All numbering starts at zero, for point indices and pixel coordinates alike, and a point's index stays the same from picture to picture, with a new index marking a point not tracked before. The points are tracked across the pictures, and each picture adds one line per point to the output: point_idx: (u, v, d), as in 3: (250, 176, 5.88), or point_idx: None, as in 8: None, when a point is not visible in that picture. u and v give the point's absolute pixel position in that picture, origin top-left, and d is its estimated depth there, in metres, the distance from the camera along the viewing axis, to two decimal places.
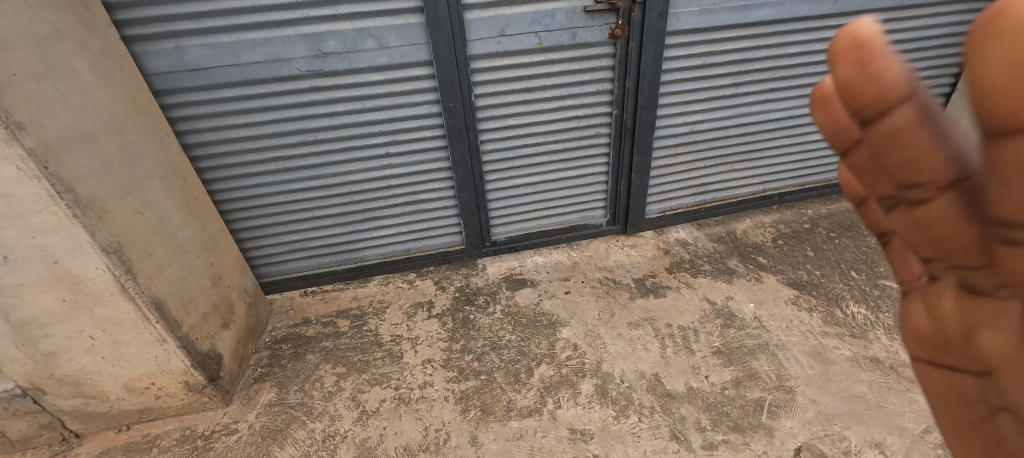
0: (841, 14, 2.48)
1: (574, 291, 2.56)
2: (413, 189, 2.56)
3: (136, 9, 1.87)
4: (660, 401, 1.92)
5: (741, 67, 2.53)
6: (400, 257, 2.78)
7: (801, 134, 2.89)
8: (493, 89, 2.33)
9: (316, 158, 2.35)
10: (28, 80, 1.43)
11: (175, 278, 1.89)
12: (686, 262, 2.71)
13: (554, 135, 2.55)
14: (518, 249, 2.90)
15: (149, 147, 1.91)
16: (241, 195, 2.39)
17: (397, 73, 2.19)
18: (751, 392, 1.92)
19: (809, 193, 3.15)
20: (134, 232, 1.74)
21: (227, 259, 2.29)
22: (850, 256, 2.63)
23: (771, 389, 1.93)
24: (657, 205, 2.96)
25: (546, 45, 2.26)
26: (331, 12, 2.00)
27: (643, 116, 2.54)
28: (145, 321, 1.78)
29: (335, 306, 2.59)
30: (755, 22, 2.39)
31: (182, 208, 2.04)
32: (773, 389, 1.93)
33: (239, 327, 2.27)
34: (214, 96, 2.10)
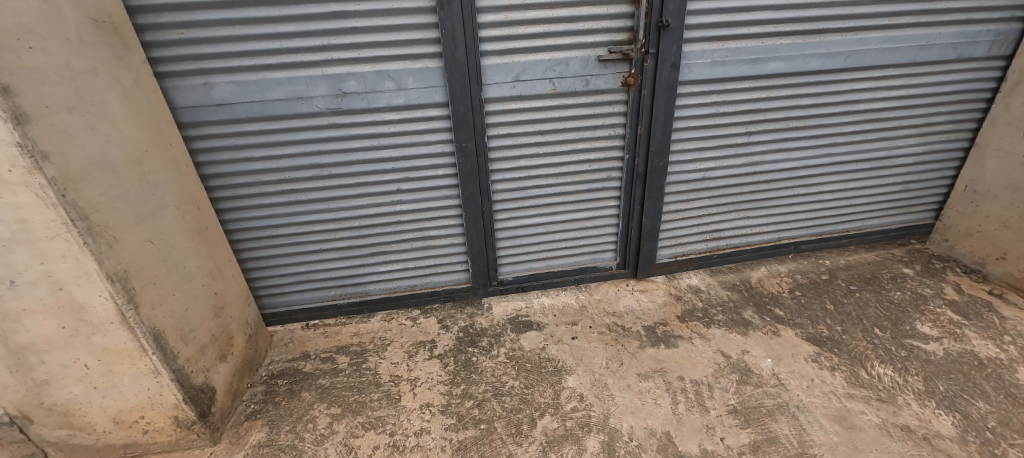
0: (855, 69, 2.49)
1: (582, 337, 2.46)
2: (423, 225, 2.55)
3: (169, 47, 1.95)
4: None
5: (754, 116, 2.53)
6: (405, 293, 2.73)
7: (817, 184, 2.85)
8: (506, 131, 2.35)
9: (329, 192, 2.37)
10: (59, 112, 1.49)
11: (177, 308, 1.87)
12: (698, 311, 2.61)
13: (566, 177, 2.54)
14: (525, 289, 2.84)
15: (168, 177, 1.93)
16: (252, 226, 2.40)
17: (413, 113, 2.23)
18: None
19: (827, 243, 3.06)
20: (142, 261, 1.73)
21: (231, 290, 2.27)
22: (873, 312, 2.51)
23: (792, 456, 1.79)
24: (669, 250, 2.89)
25: (559, 91, 2.29)
26: (353, 55, 2.07)
27: (656, 162, 2.53)
28: (141, 352, 1.74)
29: (335, 342, 2.53)
30: (767, 74, 2.41)
31: (192, 238, 2.04)
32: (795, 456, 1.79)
33: (237, 360, 2.22)
34: (235, 130, 2.15)
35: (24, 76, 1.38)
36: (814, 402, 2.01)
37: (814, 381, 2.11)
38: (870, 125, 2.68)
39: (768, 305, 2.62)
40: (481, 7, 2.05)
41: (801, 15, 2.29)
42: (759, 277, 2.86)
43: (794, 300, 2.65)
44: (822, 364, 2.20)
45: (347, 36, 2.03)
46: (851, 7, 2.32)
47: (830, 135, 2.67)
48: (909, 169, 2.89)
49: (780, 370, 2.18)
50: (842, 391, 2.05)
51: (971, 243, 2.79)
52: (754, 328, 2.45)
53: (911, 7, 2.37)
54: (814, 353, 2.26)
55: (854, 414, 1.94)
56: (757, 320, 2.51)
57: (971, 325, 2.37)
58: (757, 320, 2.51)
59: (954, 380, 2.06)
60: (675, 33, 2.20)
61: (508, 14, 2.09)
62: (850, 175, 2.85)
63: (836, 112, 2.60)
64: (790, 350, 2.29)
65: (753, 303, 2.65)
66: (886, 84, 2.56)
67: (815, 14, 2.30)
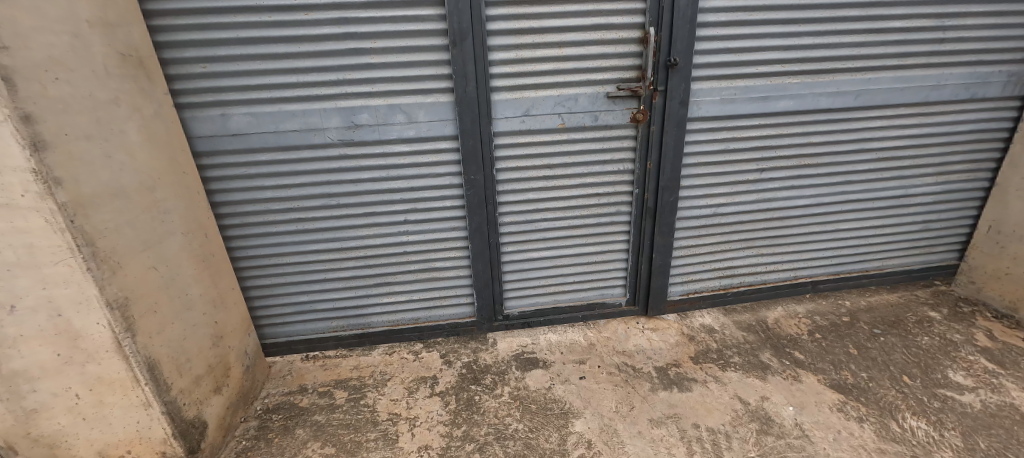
0: (867, 108, 2.47)
1: (589, 377, 2.35)
2: (429, 256, 2.51)
3: (191, 80, 2.01)
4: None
5: (765, 153, 2.50)
6: (408, 326, 2.66)
7: (833, 222, 2.77)
8: (515, 165, 2.34)
9: (337, 221, 2.36)
10: (78, 139, 1.51)
11: (175, 337, 1.83)
12: (713, 352, 2.49)
13: (574, 211, 2.51)
14: (531, 325, 2.75)
15: (178, 205, 1.94)
16: (258, 254, 2.38)
17: (424, 145, 2.25)
18: None
19: (845, 282, 2.95)
20: (143, 289, 1.71)
21: (232, 319, 2.23)
22: (901, 358, 2.37)
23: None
24: (680, 287, 2.80)
25: (569, 126, 2.30)
26: (367, 89, 2.11)
27: (666, 198, 2.49)
28: (134, 382, 1.69)
29: (334, 375, 2.45)
30: (777, 112, 2.39)
31: (197, 265, 2.02)
32: None
33: (232, 393, 2.14)
34: (248, 159, 2.17)
35: (47, 105, 1.42)
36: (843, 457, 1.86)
37: (841, 434, 1.96)
38: (886, 163, 2.63)
39: (787, 348, 2.50)
40: (492, 45, 2.10)
41: (809, 55, 2.30)
42: (776, 317, 2.75)
43: (814, 342, 2.52)
44: (849, 414, 2.06)
45: (362, 71, 2.08)
46: (860, 48, 2.33)
47: (845, 173, 2.62)
48: (929, 208, 2.81)
49: (804, 419, 2.04)
50: (873, 445, 1.90)
51: (1000, 286, 2.66)
52: (773, 373, 2.32)
53: (919, 48, 2.37)
54: (839, 402, 2.12)
55: None
56: (776, 363, 2.39)
57: (1009, 375, 2.22)
58: (776, 364, 2.38)
59: (994, 437, 1.91)
60: (684, 71, 2.22)
61: (519, 52, 2.13)
62: (868, 213, 2.77)
63: (849, 150, 2.56)
64: (813, 397, 2.16)
65: (771, 345, 2.53)
66: (900, 123, 2.53)
67: (823, 55, 2.31)
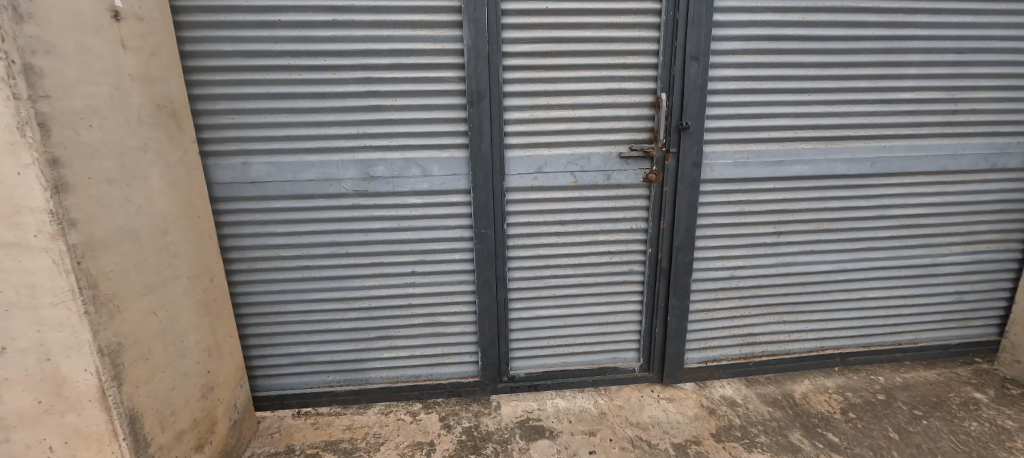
0: (884, 175, 2.42)
1: (600, 451, 2.20)
2: (434, 310, 2.41)
3: (218, 130, 2.09)
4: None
5: (782, 215, 2.42)
6: (408, 383, 2.52)
7: (859, 290, 2.62)
8: (526, 219, 2.31)
9: (343, 270, 2.31)
10: (99, 183, 1.50)
11: (162, 388, 1.71)
12: (736, 429, 2.33)
13: (585, 269, 2.43)
14: (538, 388, 2.59)
15: (188, 249, 1.89)
16: (261, 301, 2.32)
17: (436, 198, 2.24)
18: None
19: (876, 355, 2.75)
20: (140, 334, 1.61)
21: (226, 368, 2.12)
22: (948, 447, 2.20)
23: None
24: (697, 354, 2.64)
25: (581, 184, 2.28)
26: (384, 142, 2.15)
27: (680, 258, 2.39)
28: (111, 437, 1.53)
29: (325, 435, 2.31)
30: (793, 176, 2.35)
31: (198, 311, 1.94)
32: None
33: (214, 451, 2.00)
34: (262, 206, 2.18)
35: (76, 150, 1.42)
36: None
37: None
38: (912, 231, 2.53)
39: (819, 428, 2.33)
40: (508, 105, 2.16)
41: (822, 122, 2.31)
42: (803, 392, 2.58)
43: (849, 423, 2.36)
44: None
45: (380, 126, 2.14)
46: (871, 117, 2.35)
47: (868, 239, 2.52)
48: (961, 278, 2.66)
49: None
50: None
51: None
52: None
53: (933, 118, 2.38)
54: None
55: None
56: (808, 446, 2.23)
57: None
58: (808, 446, 2.22)
59: None
60: (696, 135, 2.24)
61: (534, 112, 2.19)
62: (896, 282, 2.63)
63: (870, 216, 2.47)
64: None
65: (801, 424, 2.36)
66: (921, 191, 2.47)
67: (835, 122, 2.32)
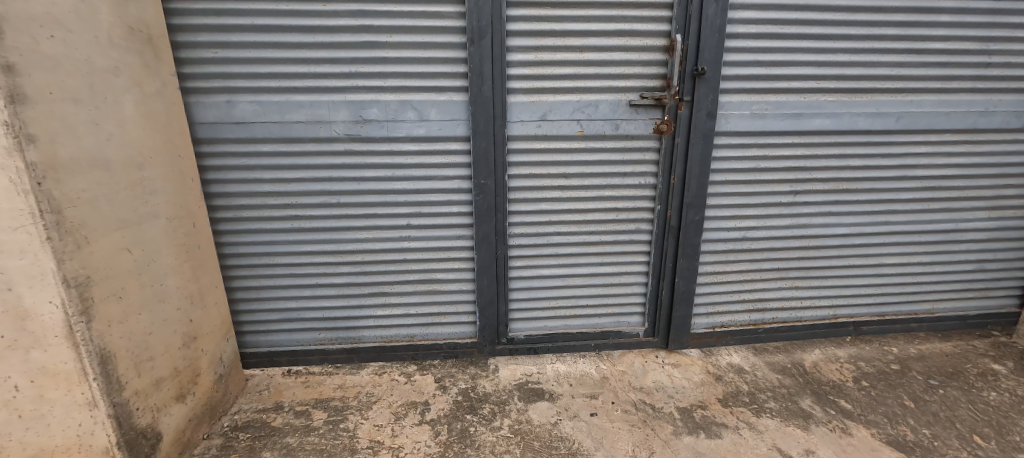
0: (909, 132, 2.26)
1: (602, 414, 2.11)
2: (430, 267, 2.30)
3: (200, 65, 1.93)
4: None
5: (800, 173, 2.27)
6: (402, 343, 2.43)
7: (878, 256, 2.49)
8: (528, 171, 2.17)
9: (335, 222, 2.18)
10: (63, 101, 1.35)
11: (138, 331, 1.59)
12: (744, 395, 2.24)
13: (590, 226, 2.30)
14: (537, 351, 2.49)
15: (167, 188, 1.76)
16: (248, 253, 2.19)
17: (433, 145, 2.10)
18: None
19: (891, 325, 2.64)
20: (112, 271, 1.49)
21: (210, 320, 2.01)
22: (966, 415, 2.09)
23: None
24: (705, 319, 2.53)
25: (588, 133, 2.14)
26: (379, 83, 2.01)
27: (690, 216, 2.26)
28: (81, 376, 1.43)
29: (316, 394, 2.22)
30: (814, 131, 2.20)
31: (179, 255, 1.82)
32: None
33: (196, 403, 1.91)
34: (249, 149, 2.02)
35: (36, 60, 1.28)
36: None
37: None
38: (937, 193, 2.39)
39: (830, 396, 2.23)
40: (511, 45, 2.01)
41: (846, 72, 2.15)
42: (814, 361, 2.47)
43: (862, 391, 2.26)
44: None
45: (374, 65, 1.99)
46: (898, 68, 2.18)
47: (890, 201, 2.38)
48: (985, 246, 2.53)
49: None
50: None
51: None
52: (817, 423, 2.06)
53: (964, 72, 2.21)
54: None
55: None
56: (818, 412, 2.13)
57: None
58: (819, 412, 2.12)
59: None
60: (711, 82, 2.08)
61: (539, 54, 2.03)
62: (917, 249, 2.50)
63: (896, 176, 2.32)
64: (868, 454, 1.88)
65: (811, 391, 2.26)
66: (951, 150, 2.31)
67: (860, 73, 2.16)
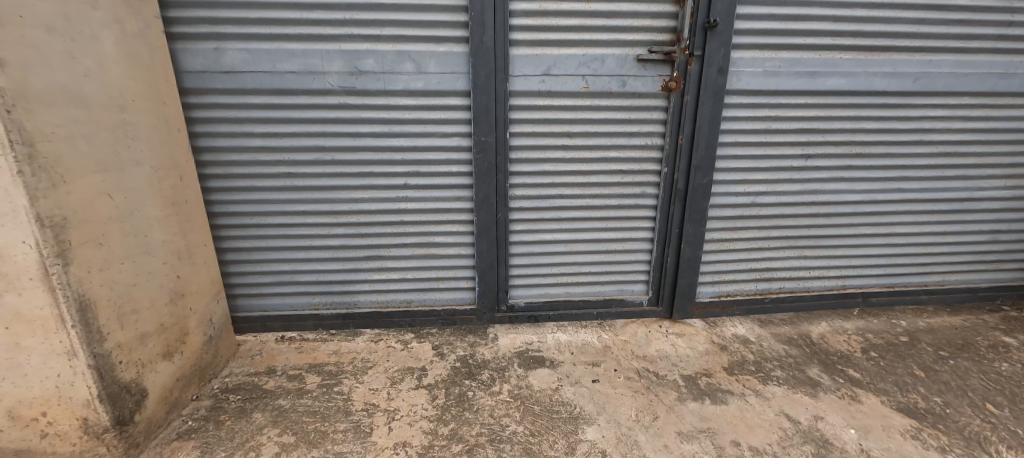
0: (926, 94, 2.17)
1: (604, 381, 2.05)
2: (427, 230, 2.22)
3: (184, 9, 1.83)
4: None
5: (813, 136, 2.19)
6: (399, 309, 2.36)
7: (888, 225, 2.43)
8: (531, 130, 2.08)
9: (329, 180, 2.09)
10: (33, 26, 1.25)
11: (121, 281, 1.51)
12: (750, 364, 2.17)
13: (593, 189, 2.22)
14: (538, 319, 2.43)
15: (152, 136, 1.66)
16: (239, 213, 2.11)
17: (431, 100, 2.01)
18: None
19: (900, 297, 2.59)
20: (91, 215, 1.40)
21: (199, 279, 1.93)
22: (979, 385, 2.03)
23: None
24: (711, 288, 2.46)
25: (593, 90, 2.05)
26: (374, 32, 1.91)
27: (698, 179, 2.18)
28: (58, 323, 1.35)
29: (310, 359, 2.15)
30: (828, 91, 2.12)
31: (166, 208, 1.73)
32: None
33: (184, 364, 1.83)
34: (238, 101, 1.93)
35: None
36: None
37: None
38: (953, 160, 2.30)
39: (838, 365, 2.17)
40: None
41: (864, 29, 2.05)
42: (821, 332, 2.40)
43: (871, 362, 2.19)
44: (927, 443, 1.71)
45: (370, 13, 1.89)
46: (918, 26, 2.07)
47: (904, 167, 2.30)
48: (999, 216, 2.46)
49: (871, 445, 1.70)
50: None
51: None
52: (825, 390, 2.00)
53: (986, 31, 2.11)
54: (912, 428, 1.78)
55: None
56: (827, 381, 2.06)
57: None
58: (827, 380, 2.06)
59: None
60: (723, 36, 1.98)
61: (543, 4, 1.93)
62: (930, 218, 2.43)
63: (911, 141, 2.24)
64: (878, 421, 1.82)
65: (819, 361, 2.20)
66: (969, 114, 2.22)
67: (878, 30, 2.06)
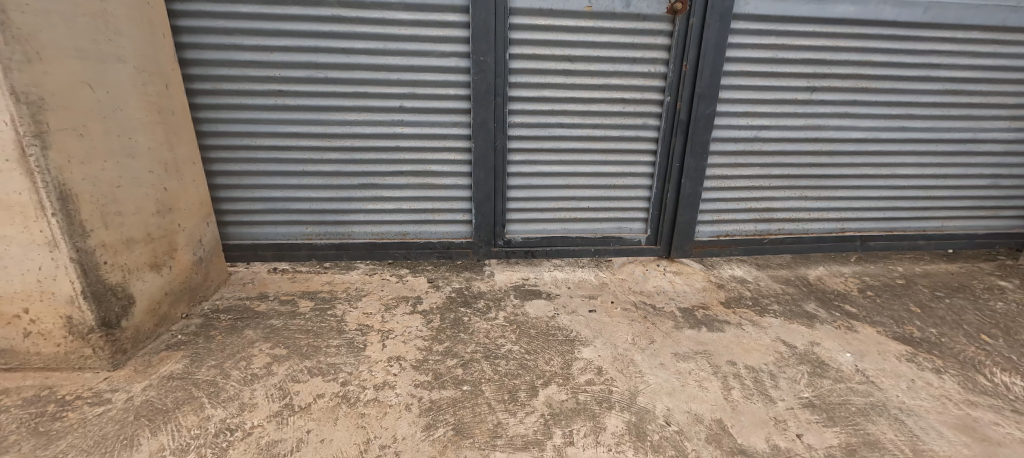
0: (936, 26, 2.12)
1: (601, 311, 2.02)
2: (423, 157, 2.17)
3: None
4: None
5: (819, 68, 2.15)
6: (394, 241, 2.33)
7: (889, 166, 2.41)
8: (531, 52, 2.03)
9: (322, 100, 2.03)
10: None
11: (104, 178, 1.46)
12: (747, 299, 2.15)
13: (594, 119, 2.18)
14: (535, 255, 2.40)
15: (135, 34, 1.58)
16: (228, 134, 2.05)
17: (429, 16, 1.94)
18: None
19: (897, 242, 2.58)
20: (70, 102, 1.34)
21: (187, 196, 1.87)
22: (974, 319, 2.02)
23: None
24: (709, 227, 2.45)
25: (596, 10, 1.99)
26: None
27: (701, 109, 2.14)
28: (38, 211, 1.31)
29: (302, 286, 2.11)
30: (835, 20, 2.07)
31: (151, 114, 1.67)
32: None
33: (173, 279, 1.79)
34: (226, 10, 1.86)
35: None
36: (923, 406, 1.50)
37: (916, 383, 1.61)
38: (957, 98, 2.27)
39: (835, 301, 2.15)
40: None
41: None
42: (818, 274, 2.37)
43: (868, 298, 2.17)
44: (922, 365, 1.71)
45: None
46: None
47: (908, 104, 2.27)
48: (1000, 160, 2.44)
49: (866, 366, 1.69)
50: (960, 397, 1.54)
51: None
52: (822, 321, 1.98)
53: None
54: (907, 353, 1.77)
55: (986, 425, 1.42)
56: (824, 314, 2.04)
57: None
58: (824, 314, 2.04)
59: None
60: None
61: None
62: (931, 159, 2.41)
63: (917, 76, 2.20)
64: (874, 347, 1.81)
65: (816, 297, 2.18)
66: (977, 50, 2.18)
67: None
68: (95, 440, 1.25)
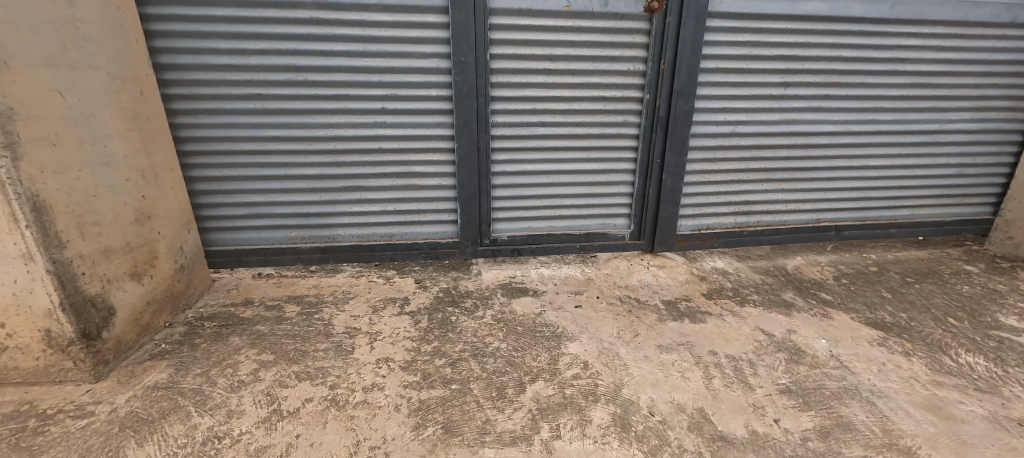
0: (901, 22, 2.20)
1: (587, 306, 2.05)
2: (407, 158, 2.17)
3: None
4: (710, 446, 1.33)
5: (792, 64, 2.21)
6: (380, 242, 2.33)
7: (861, 157, 2.49)
8: (511, 52, 2.04)
9: (302, 103, 2.01)
10: None
11: (79, 188, 1.43)
12: (728, 290, 2.20)
13: (576, 117, 2.21)
14: (521, 253, 2.43)
15: (107, 40, 1.55)
16: (207, 139, 2.02)
17: (408, 17, 1.94)
18: (849, 449, 1.32)
19: (870, 230, 2.67)
20: (40, 111, 1.31)
21: (167, 203, 1.85)
22: (942, 302, 2.10)
23: (877, 448, 1.33)
24: (690, 221, 2.50)
25: (574, 10, 2.01)
26: None
27: (679, 106, 2.18)
28: (10, 224, 1.28)
29: (288, 290, 2.10)
30: (806, 16, 2.13)
31: (127, 121, 1.64)
32: (882, 447, 1.33)
33: (155, 288, 1.77)
34: (201, 14, 1.83)
35: None
36: (893, 387, 1.57)
37: (887, 366, 1.68)
38: (923, 90, 2.36)
39: (812, 289, 2.22)
40: None
41: None
42: (796, 264, 2.44)
43: (843, 286, 2.25)
44: (893, 349, 1.78)
45: None
46: None
47: (877, 98, 2.34)
48: (964, 149, 2.54)
49: (840, 352, 1.76)
50: (927, 378, 1.62)
51: None
52: (799, 310, 2.05)
53: None
54: (879, 337, 1.84)
55: (950, 404, 1.49)
56: (800, 302, 2.11)
57: None
58: (800, 302, 2.11)
59: None
60: None
61: None
62: (900, 150, 2.50)
63: (886, 71, 2.28)
64: (848, 333, 1.88)
65: (794, 286, 2.25)
66: (941, 44, 2.27)
67: None
68: (80, 452, 1.24)
